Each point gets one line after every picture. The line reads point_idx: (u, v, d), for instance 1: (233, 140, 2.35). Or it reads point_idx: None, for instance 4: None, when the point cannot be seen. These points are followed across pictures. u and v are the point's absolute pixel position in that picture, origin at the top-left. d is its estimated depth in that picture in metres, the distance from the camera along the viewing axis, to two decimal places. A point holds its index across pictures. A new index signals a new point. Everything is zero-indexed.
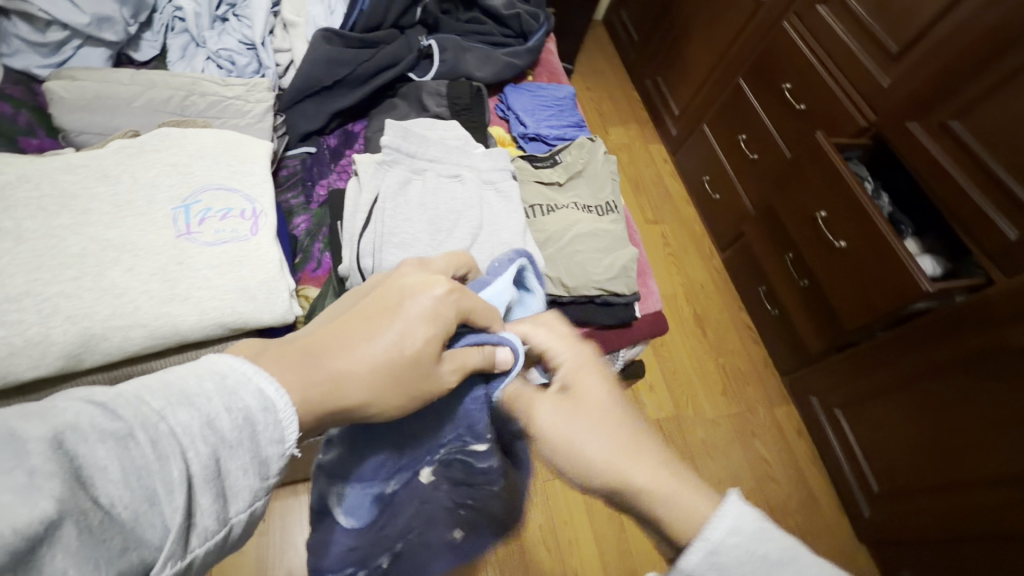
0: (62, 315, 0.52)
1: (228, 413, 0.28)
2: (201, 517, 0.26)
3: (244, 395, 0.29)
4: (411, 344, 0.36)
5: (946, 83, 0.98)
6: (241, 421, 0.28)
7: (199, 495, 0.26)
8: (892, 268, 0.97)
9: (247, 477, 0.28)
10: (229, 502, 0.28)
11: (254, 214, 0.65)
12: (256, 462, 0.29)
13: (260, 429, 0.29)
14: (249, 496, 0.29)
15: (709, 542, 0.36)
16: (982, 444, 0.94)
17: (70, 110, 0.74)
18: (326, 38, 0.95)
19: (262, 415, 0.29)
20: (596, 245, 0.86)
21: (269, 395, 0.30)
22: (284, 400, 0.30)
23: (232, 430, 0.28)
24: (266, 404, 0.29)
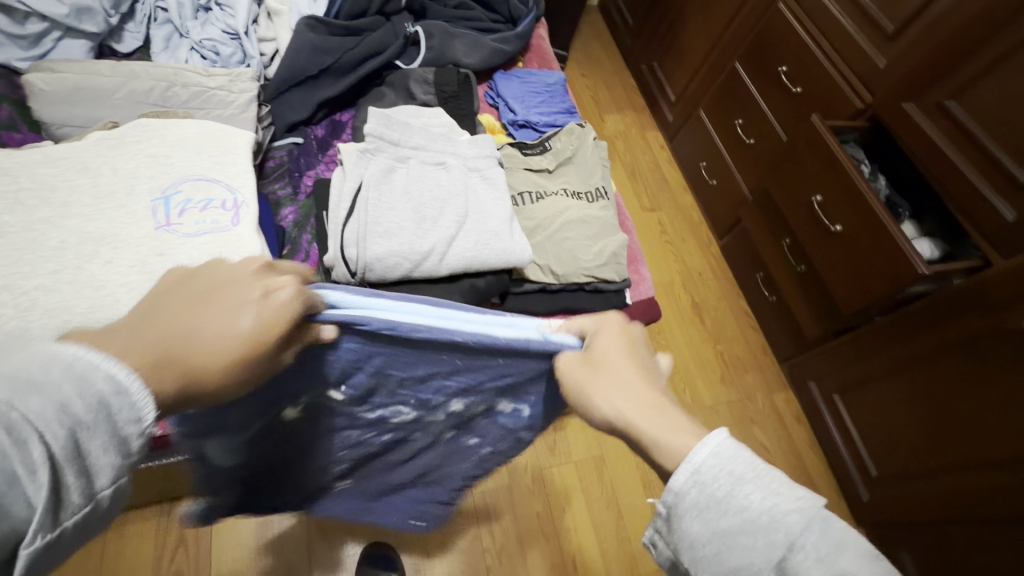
0: (41, 309, 0.51)
1: (80, 399, 0.27)
2: (69, 493, 0.27)
3: (97, 379, 0.28)
4: (233, 328, 0.32)
5: (942, 62, 0.96)
6: (96, 404, 0.28)
7: (63, 473, 0.27)
8: (888, 251, 0.97)
9: (108, 456, 0.28)
10: (94, 479, 0.28)
11: (236, 205, 0.65)
12: (118, 442, 0.29)
13: (117, 412, 0.29)
14: (112, 473, 0.29)
15: (691, 464, 0.35)
16: (979, 426, 0.94)
17: (50, 103, 0.74)
18: (310, 26, 0.94)
19: (114, 400, 0.28)
20: (586, 232, 0.85)
21: (121, 379, 0.29)
22: (139, 383, 0.30)
23: (88, 413, 0.27)
24: (119, 390, 0.29)
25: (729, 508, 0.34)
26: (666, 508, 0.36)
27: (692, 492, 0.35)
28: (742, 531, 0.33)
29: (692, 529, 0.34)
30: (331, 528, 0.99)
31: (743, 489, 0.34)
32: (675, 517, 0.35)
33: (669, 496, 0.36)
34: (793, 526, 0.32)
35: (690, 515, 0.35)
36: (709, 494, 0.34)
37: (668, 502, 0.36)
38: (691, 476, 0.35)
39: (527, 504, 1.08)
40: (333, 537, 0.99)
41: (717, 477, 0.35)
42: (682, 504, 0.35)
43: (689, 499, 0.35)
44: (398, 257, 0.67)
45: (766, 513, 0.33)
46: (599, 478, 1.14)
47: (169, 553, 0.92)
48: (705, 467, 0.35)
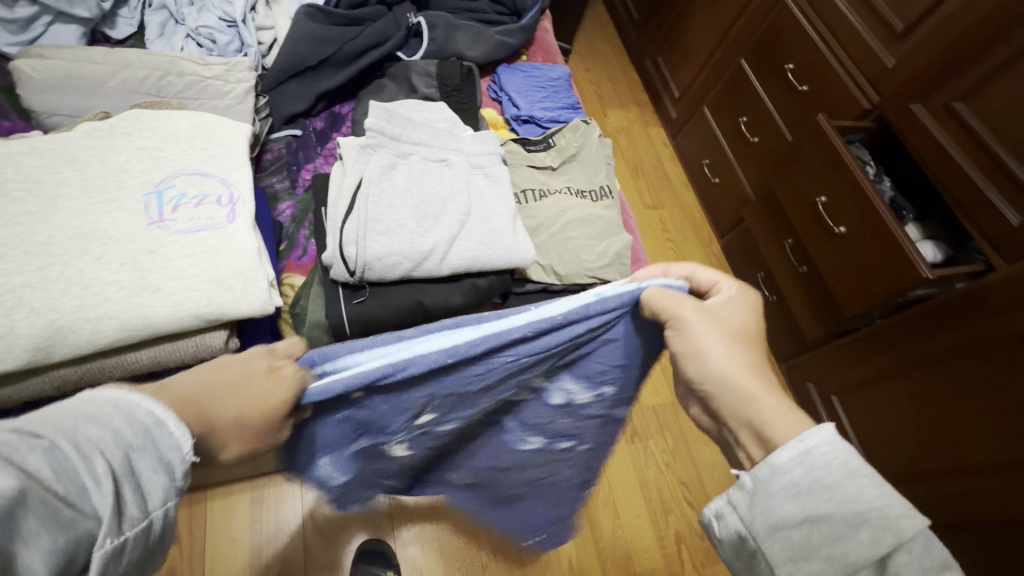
0: (27, 307, 0.50)
1: (128, 426, 0.29)
2: (127, 506, 0.28)
3: (139, 414, 0.30)
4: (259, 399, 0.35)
5: (952, 63, 0.95)
6: (142, 429, 0.30)
7: (121, 490, 0.28)
8: (892, 254, 0.95)
9: (158, 477, 0.30)
10: (148, 498, 0.29)
11: (231, 201, 0.63)
12: (164, 463, 0.30)
13: (160, 438, 0.31)
14: (164, 493, 0.30)
15: (801, 444, 0.39)
16: (979, 433, 0.93)
17: (38, 90, 0.71)
18: (309, 15, 0.92)
19: (156, 428, 0.31)
20: (590, 232, 0.83)
21: (160, 412, 0.31)
22: (175, 418, 0.32)
23: (136, 435, 0.30)
24: (159, 419, 0.31)
25: (834, 495, 0.37)
26: (755, 482, 0.40)
27: (795, 471, 0.39)
28: (843, 518, 0.36)
29: (783, 506, 0.38)
30: None
31: (857, 481, 0.37)
32: (763, 491, 0.39)
33: (763, 471, 0.39)
34: (903, 528, 0.35)
35: (786, 495, 0.38)
36: (816, 478, 0.38)
37: (763, 476, 0.40)
38: (800, 455, 0.39)
39: None
40: None
41: (827, 465, 0.38)
42: (780, 482, 0.39)
43: (791, 478, 0.38)
44: (398, 256, 0.65)
45: (875, 508, 0.36)
46: None
47: None
48: (817, 452, 0.38)
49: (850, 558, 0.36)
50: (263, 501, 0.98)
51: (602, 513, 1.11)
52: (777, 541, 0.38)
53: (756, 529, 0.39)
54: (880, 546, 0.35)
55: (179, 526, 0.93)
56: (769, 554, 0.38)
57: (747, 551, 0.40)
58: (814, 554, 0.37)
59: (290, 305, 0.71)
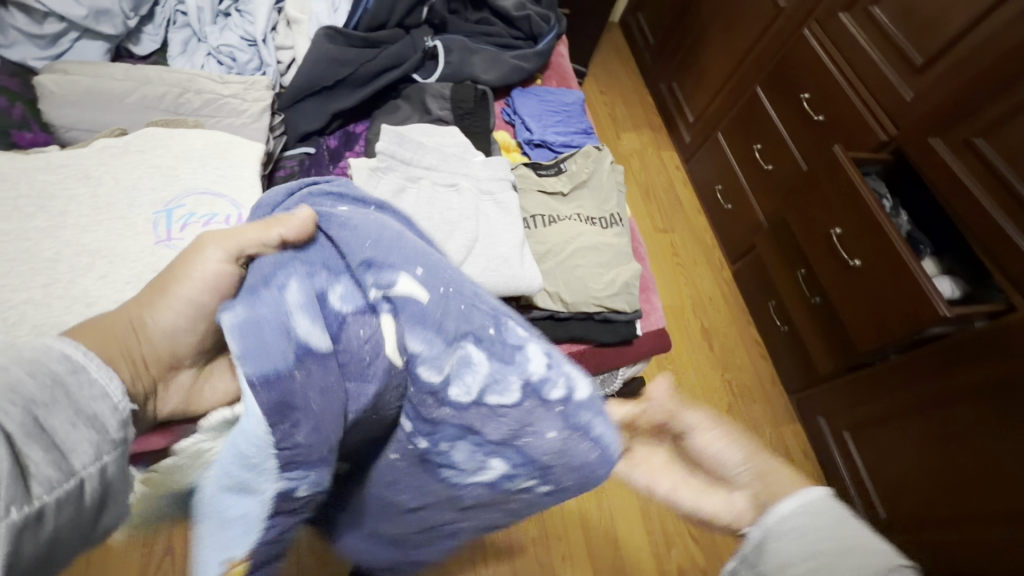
0: (29, 324, 0.49)
1: (34, 379, 0.30)
2: (39, 467, 0.29)
3: (52, 362, 0.32)
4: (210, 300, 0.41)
5: (972, 98, 0.93)
6: (48, 382, 0.31)
7: (28, 449, 0.29)
8: (908, 290, 0.93)
9: (80, 430, 0.31)
10: (70, 454, 0.30)
11: (240, 221, 0.63)
12: (84, 417, 0.31)
13: (73, 388, 0.32)
14: (91, 447, 0.31)
15: (802, 498, 0.39)
16: (993, 479, 0.90)
17: (60, 105, 0.73)
18: (328, 36, 0.93)
19: (72, 378, 0.32)
20: (598, 260, 0.82)
21: (74, 359, 0.33)
22: (95, 362, 0.33)
23: (41, 390, 0.30)
24: (73, 368, 0.32)
25: (829, 536, 0.38)
26: (762, 533, 0.39)
27: (799, 518, 0.39)
28: (838, 556, 0.37)
29: (786, 550, 0.38)
30: None
31: (846, 525, 0.38)
32: (768, 540, 0.39)
33: (770, 521, 0.39)
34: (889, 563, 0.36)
35: (787, 537, 0.38)
36: (814, 522, 0.38)
37: (765, 529, 0.39)
38: (801, 507, 0.39)
39: (525, 529, 1.05)
40: None
41: (823, 510, 0.39)
42: (784, 528, 0.39)
43: (791, 523, 0.39)
44: None
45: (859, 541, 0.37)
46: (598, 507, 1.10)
47: (155, 562, 0.90)
48: (816, 503, 0.39)
49: None
50: None
51: (602, 544, 1.07)
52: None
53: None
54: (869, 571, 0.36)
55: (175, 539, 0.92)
56: None
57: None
58: None
59: None
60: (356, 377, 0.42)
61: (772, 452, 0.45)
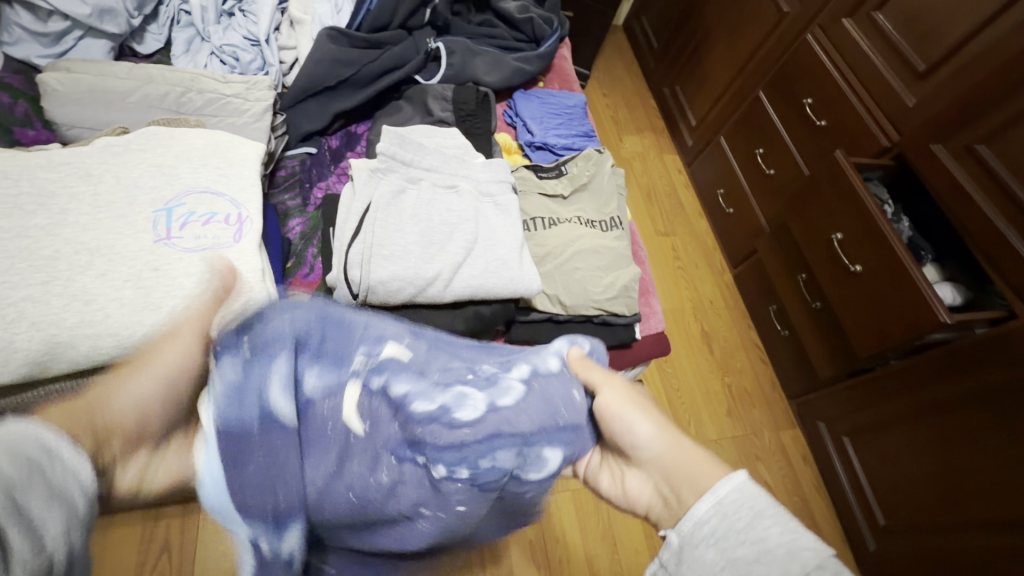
0: (28, 321, 0.50)
1: (13, 464, 0.29)
2: (14, 546, 0.27)
3: (27, 445, 0.30)
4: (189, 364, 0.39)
5: (975, 105, 0.93)
6: (23, 462, 0.29)
7: (6, 528, 0.27)
8: (909, 296, 0.93)
9: (55, 512, 0.29)
10: (44, 536, 0.28)
11: (239, 220, 0.63)
12: (59, 497, 0.30)
13: (49, 470, 0.30)
14: (63, 527, 0.29)
15: (716, 495, 0.40)
16: (992, 487, 0.90)
17: (61, 103, 0.73)
18: (331, 37, 0.93)
19: (47, 461, 0.30)
20: (598, 263, 0.82)
21: (49, 443, 0.31)
22: (69, 445, 0.32)
23: (16, 469, 0.29)
24: (48, 450, 0.30)
25: (747, 538, 0.37)
26: (681, 538, 0.40)
27: (713, 520, 0.39)
28: (757, 561, 0.36)
29: (705, 556, 0.38)
30: None
31: (763, 522, 0.38)
32: (688, 545, 0.39)
33: (687, 528, 0.40)
34: (810, 561, 0.35)
35: (706, 543, 0.38)
36: (728, 522, 0.38)
37: (684, 532, 0.40)
38: (715, 506, 0.40)
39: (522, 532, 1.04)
40: None
41: (737, 509, 0.39)
42: (700, 533, 0.39)
43: (709, 527, 0.39)
44: (402, 281, 0.65)
45: (784, 546, 0.36)
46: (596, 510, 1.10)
47: (152, 559, 0.90)
48: (728, 500, 0.40)
49: None
50: None
51: (600, 548, 1.07)
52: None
53: None
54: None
55: (172, 535, 0.92)
56: None
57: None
58: None
59: None
60: (318, 454, 0.43)
61: (687, 439, 0.48)
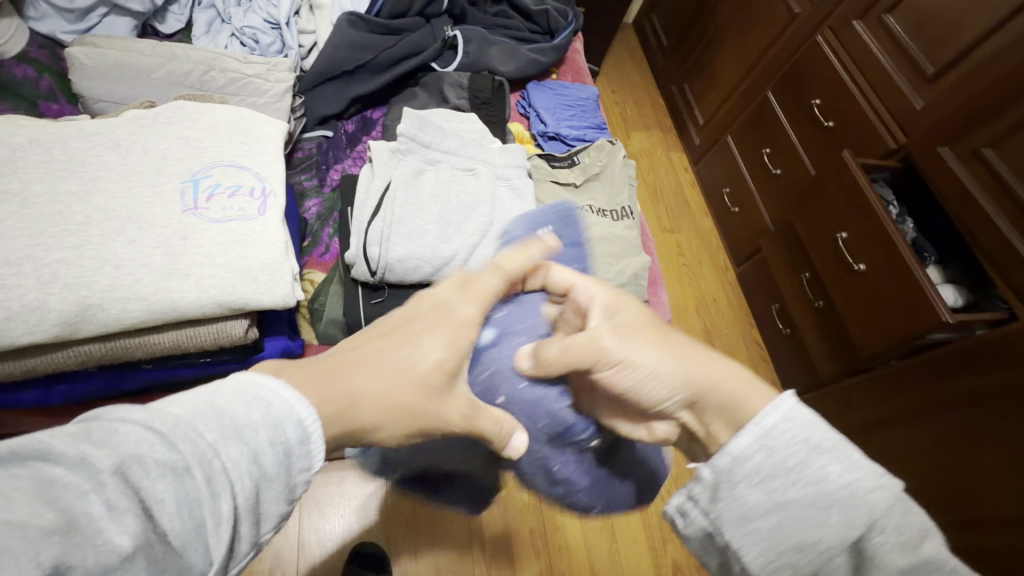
0: (61, 282, 0.51)
1: (272, 447, 0.30)
2: (240, 541, 0.29)
3: (290, 426, 0.31)
4: (422, 363, 0.39)
5: (983, 109, 0.95)
6: (280, 454, 0.30)
7: (241, 524, 0.29)
8: (911, 295, 0.95)
9: (278, 502, 0.31)
10: (260, 527, 0.30)
11: (263, 194, 0.64)
12: (285, 488, 0.31)
13: (294, 458, 0.31)
14: (274, 521, 0.31)
15: (760, 426, 0.37)
16: (986, 487, 0.91)
17: (89, 76, 0.75)
18: (349, 22, 0.94)
19: (297, 448, 0.31)
20: (609, 251, 0.84)
21: (307, 423, 0.31)
22: (319, 434, 0.32)
23: (273, 463, 0.30)
24: (303, 439, 0.31)
25: (802, 478, 0.36)
26: (716, 474, 0.38)
27: (758, 457, 0.36)
28: (815, 504, 0.35)
29: (749, 496, 0.36)
30: (321, 523, 0.97)
31: (820, 459, 0.36)
32: (726, 483, 0.37)
33: (724, 463, 0.37)
34: (877, 505, 0.34)
35: (749, 484, 0.36)
36: (778, 459, 0.36)
37: (722, 469, 0.37)
38: (760, 440, 0.37)
39: (524, 516, 1.06)
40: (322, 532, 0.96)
41: (789, 445, 0.36)
42: (743, 470, 0.37)
43: (753, 464, 0.36)
44: (419, 260, 0.67)
45: (845, 488, 0.35)
46: None
47: None
48: (775, 432, 0.36)
49: (825, 545, 0.35)
50: None
51: (598, 536, 1.08)
52: (748, 537, 0.36)
53: (724, 524, 0.37)
54: (853, 528, 0.34)
55: None
56: (742, 550, 0.37)
57: (717, 548, 0.39)
58: (788, 540, 0.35)
59: (310, 301, 0.73)
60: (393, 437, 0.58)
61: (710, 363, 0.42)
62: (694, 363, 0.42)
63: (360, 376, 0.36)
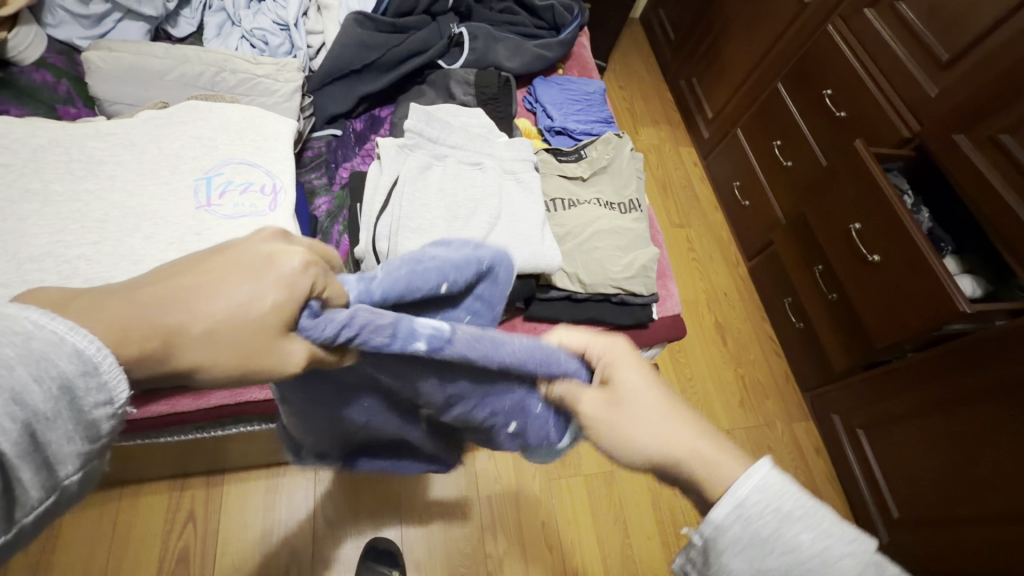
0: (81, 277, 0.53)
1: (38, 385, 0.23)
2: (19, 489, 0.24)
3: (57, 357, 0.23)
4: (256, 307, 0.27)
5: (1000, 94, 0.93)
6: (56, 392, 0.23)
7: (12, 472, 0.23)
8: (926, 285, 0.93)
9: (73, 445, 0.25)
10: (51, 470, 0.25)
11: (274, 190, 0.66)
12: (82, 428, 0.25)
13: (82, 394, 0.24)
14: (79, 460, 0.26)
15: (736, 498, 0.36)
16: (1007, 480, 0.89)
17: (105, 80, 0.77)
18: (357, 22, 0.95)
19: (78, 381, 0.24)
20: (617, 243, 0.84)
21: (82, 353, 0.24)
22: (106, 363, 0.24)
23: (44, 404, 0.23)
24: (84, 372, 0.24)
25: (777, 545, 0.35)
26: (704, 539, 0.38)
27: (735, 528, 0.36)
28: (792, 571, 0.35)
29: (733, 564, 0.36)
30: (337, 518, 0.98)
31: (792, 526, 0.36)
32: (714, 550, 0.37)
33: (708, 532, 0.37)
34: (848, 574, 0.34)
35: (732, 550, 0.36)
36: (754, 530, 0.36)
37: (707, 536, 0.37)
38: (736, 510, 0.36)
39: (536, 511, 1.06)
40: (338, 528, 0.97)
41: (763, 514, 0.36)
42: (725, 540, 0.36)
43: (732, 535, 0.36)
44: None
45: (816, 554, 0.35)
46: (608, 492, 1.11)
47: (178, 527, 0.92)
48: (750, 502, 0.36)
49: None
50: (280, 491, 0.98)
51: (611, 530, 1.08)
52: None
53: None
54: None
55: (196, 508, 0.94)
56: None
57: None
58: None
59: None
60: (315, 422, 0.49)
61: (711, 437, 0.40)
62: (679, 426, 0.40)
63: (167, 305, 0.26)
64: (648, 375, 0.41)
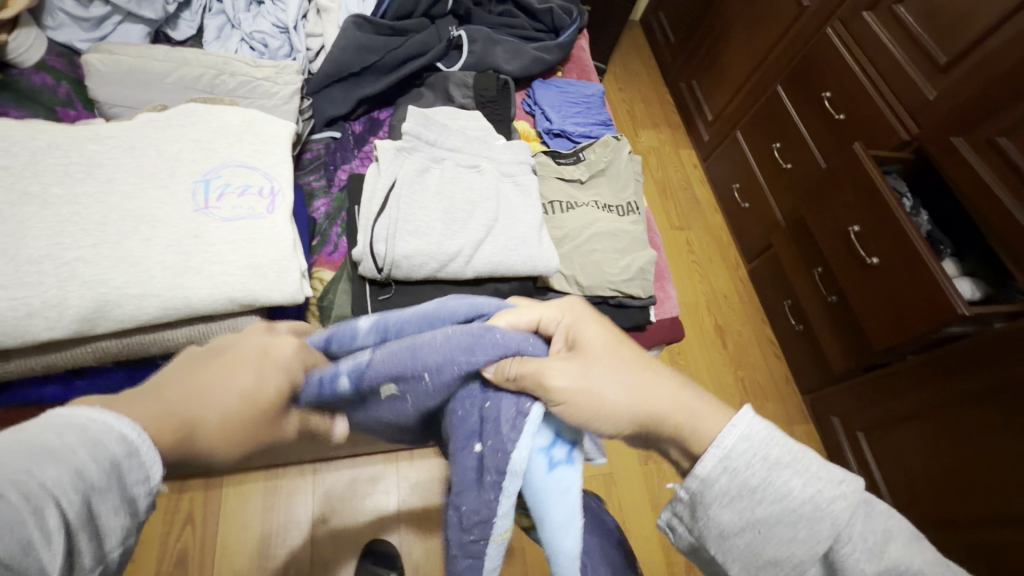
0: (80, 280, 0.53)
1: (95, 463, 0.28)
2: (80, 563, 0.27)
3: (109, 442, 0.29)
4: (265, 393, 0.36)
5: (998, 98, 0.93)
6: (107, 468, 0.28)
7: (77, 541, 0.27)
8: (925, 286, 0.93)
9: (119, 518, 0.29)
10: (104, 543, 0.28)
11: (272, 193, 0.66)
12: (126, 503, 0.29)
13: (126, 471, 0.29)
14: (123, 534, 0.29)
15: (722, 449, 0.38)
16: (1008, 482, 0.89)
17: (104, 82, 0.77)
18: (357, 24, 0.96)
19: (127, 460, 0.29)
20: (615, 245, 0.84)
21: (134, 440, 0.30)
22: (149, 444, 0.30)
23: (100, 476, 0.28)
24: (131, 450, 0.29)
25: (766, 496, 0.37)
26: (691, 494, 0.39)
27: (723, 480, 0.38)
28: (781, 520, 0.37)
29: (723, 516, 0.38)
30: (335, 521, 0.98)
31: (782, 474, 0.38)
32: (702, 504, 0.39)
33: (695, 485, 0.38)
34: (838, 515, 0.37)
35: (720, 502, 0.38)
36: (742, 481, 0.38)
37: (694, 489, 0.39)
38: (722, 462, 0.38)
39: None
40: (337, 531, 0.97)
41: (749, 463, 0.38)
42: (713, 491, 0.38)
43: (721, 486, 0.38)
44: (426, 256, 0.67)
45: (808, 502, 0.37)
46: (607, 496, 1.11)
47: (176, 529, 0.92)
48: (737, 453, 0.38)
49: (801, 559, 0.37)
50: (278, 494, 0.98)
51: None
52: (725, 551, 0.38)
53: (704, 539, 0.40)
54: (817, 541, 0.37)
55: (194, 510, 0.94)
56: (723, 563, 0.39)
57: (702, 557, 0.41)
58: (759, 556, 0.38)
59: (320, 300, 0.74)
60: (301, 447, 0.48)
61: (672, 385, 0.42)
62: (656, 384, 0.42)
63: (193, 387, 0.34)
64: (611, 334, 0.44)
